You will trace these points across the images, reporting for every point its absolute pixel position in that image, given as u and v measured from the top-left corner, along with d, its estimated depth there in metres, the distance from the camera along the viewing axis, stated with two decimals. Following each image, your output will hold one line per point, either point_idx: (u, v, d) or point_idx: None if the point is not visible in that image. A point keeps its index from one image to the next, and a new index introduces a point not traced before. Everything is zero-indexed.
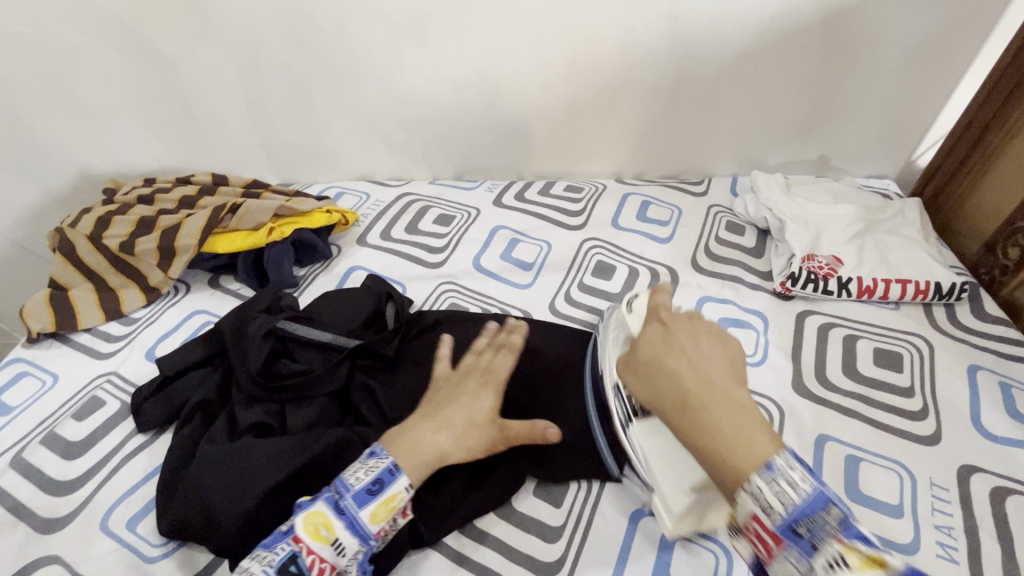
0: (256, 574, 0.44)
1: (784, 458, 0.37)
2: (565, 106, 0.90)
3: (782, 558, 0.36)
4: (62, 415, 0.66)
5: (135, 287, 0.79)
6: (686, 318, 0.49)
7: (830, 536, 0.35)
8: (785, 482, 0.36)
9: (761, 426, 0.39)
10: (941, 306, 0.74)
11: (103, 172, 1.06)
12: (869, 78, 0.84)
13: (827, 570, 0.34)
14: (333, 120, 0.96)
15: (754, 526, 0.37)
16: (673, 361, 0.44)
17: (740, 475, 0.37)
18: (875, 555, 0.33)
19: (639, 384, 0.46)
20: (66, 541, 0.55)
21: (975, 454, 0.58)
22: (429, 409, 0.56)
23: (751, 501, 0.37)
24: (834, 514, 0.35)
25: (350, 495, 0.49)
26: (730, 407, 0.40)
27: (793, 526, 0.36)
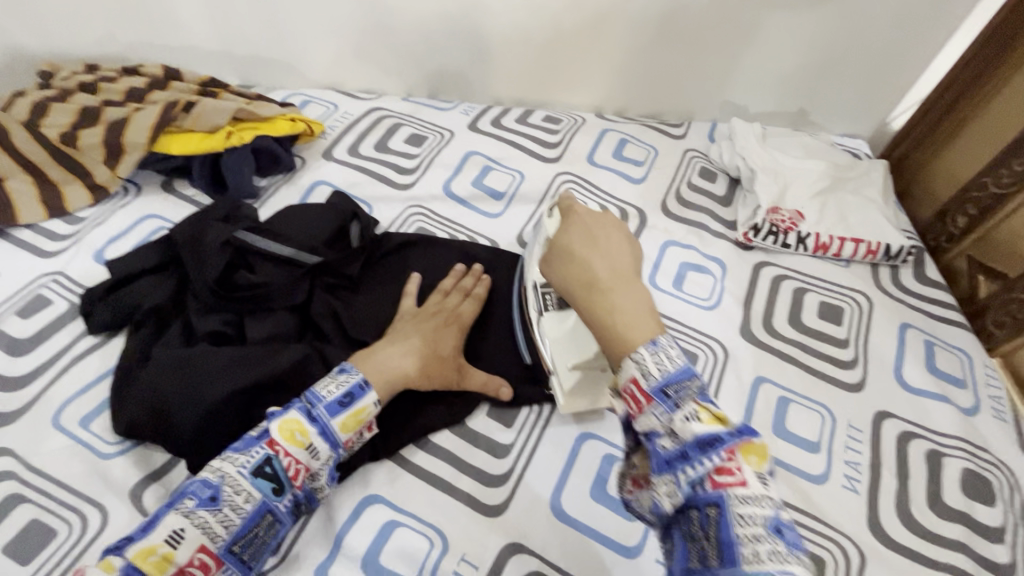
0: (233, 474, 0.46)
1: (666, 336, 0.40)
2: (551, 29, 0.85)
3: (648, 414, 0.38)
4: (5, 312, 0.63)
5: (79, 184, 0.74)
6: (605, 225, 0.48)
7: (689, 397, 0.38)
8: (664, 354, 0.38)
9: (652, 307, 0.42)
10: (886, 267, 0.78)
11: (36, 52, 0.96)
12: (859, 31, 0.82)
13: (682, 421, 0.37)
14: (299, 19, 0.88)
15: (631, 387, 0.38)
16: (588, 255, 0.45)
17: (628, 342, 0.40)
18: (720, 413, 0.37)
19: (555, 274, 0.47)
20: (16, 436, 0.55)
21: (890, 402, 0.64)
22: (398, 335, 0.59)
23: (633, 364, 0.38)
24: (696, 383, 0.38)
25: (322, 405, 0.51)
26: (630, 292, 0.43)
27: (662, 387, 0.38)
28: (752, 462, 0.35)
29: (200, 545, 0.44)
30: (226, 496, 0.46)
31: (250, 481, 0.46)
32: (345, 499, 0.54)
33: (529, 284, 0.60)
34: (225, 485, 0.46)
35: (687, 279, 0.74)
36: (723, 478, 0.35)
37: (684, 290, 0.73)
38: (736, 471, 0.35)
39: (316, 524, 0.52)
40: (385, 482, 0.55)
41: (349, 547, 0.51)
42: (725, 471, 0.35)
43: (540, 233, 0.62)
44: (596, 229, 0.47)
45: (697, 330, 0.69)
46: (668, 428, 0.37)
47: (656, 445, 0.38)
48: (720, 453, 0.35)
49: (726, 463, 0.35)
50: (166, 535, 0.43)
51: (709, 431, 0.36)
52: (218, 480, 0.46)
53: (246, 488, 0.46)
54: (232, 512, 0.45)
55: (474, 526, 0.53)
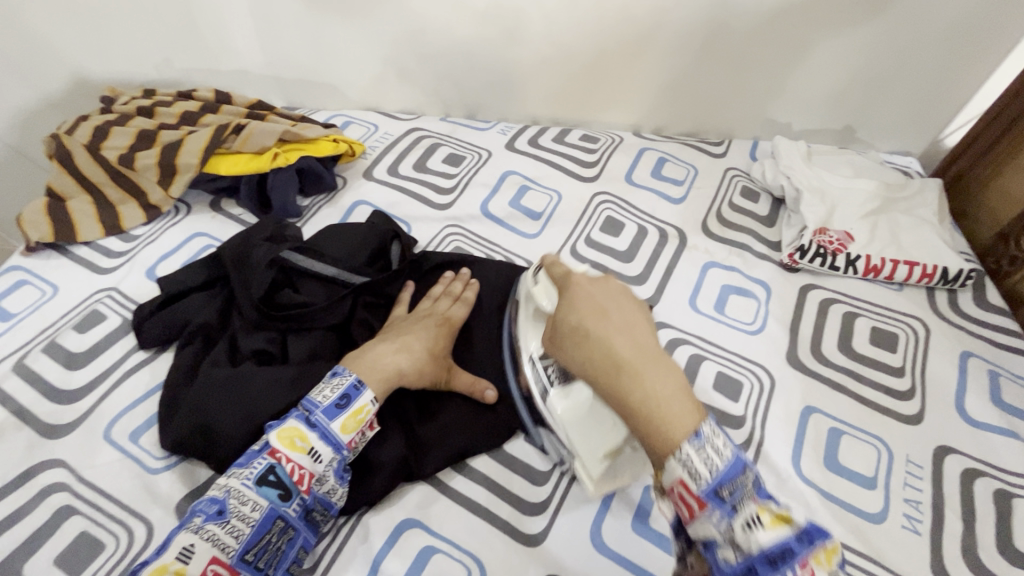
0: (237, 486, 0.47)
1: (710, 425, 0.37)
2: (589, 50, 0.85)
3: (704, 521, 0.36)
4: (63, 326, 0.66)
5: (134, 203, 0.77)
6: (608, 292, 0.47)
7: (747, 498, 0.36)
8: (711, 449, 0.36)
9: (682, 381, 0.40)
10: (944, 291, 0.74)
11: (100, 79, 1.01)
12: (909, 48, 0.80)
13: (745, 530, 0.35)
14: (344, 44, 0.91)
15: (679, 489, 0.36)
16: (608, 335, 0.43)
17: (672, 439, 0.37)
18: (782, 512, 0.35)
19: (573, 358, 0.44)
20: (71, 448, 0.57)
21: (952, 437, 0.60)
22: (391, 334, 0.60)
23: (679, 467, 0.36)
24: (750, 476, 0.36)
25: (319, 410, 0.51)
26: (662, 374, 0.40)
27: (716, 490, 0.36)
28: (822, 563, 0.34)
29: (212, 557, 0.44)
30: (233, 508, 0.46)
31: (255, 490, 0.47)
32: (382, 522, 0.53)
33: (525, 358, 0.56)
34: (231, 498, 0.47)
35: (729, 302, 0.72)
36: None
37: (726, 314, 0.71)
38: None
39: (353, 546, 0.52)
40: (421, 506, 0.54)
41: (385, 571, 0.50)
42: None
43: (528, 304, 0.58)
44: (602, 295, 0.46)
45: (740, 355, 0.67)
46: (728, 538, 0.35)
47: (718, 558, 0.36)
48: (794, 566, 0.33)
49: (800, 574, 0.33)
50: (177, 553, 0.43)
51: (777, 540, 0.34)
52: (224, 495, 0.47)
53: (252, 497, 0.47)
54: (241, 522, 0.46)
55: (511, 555, 0.51)
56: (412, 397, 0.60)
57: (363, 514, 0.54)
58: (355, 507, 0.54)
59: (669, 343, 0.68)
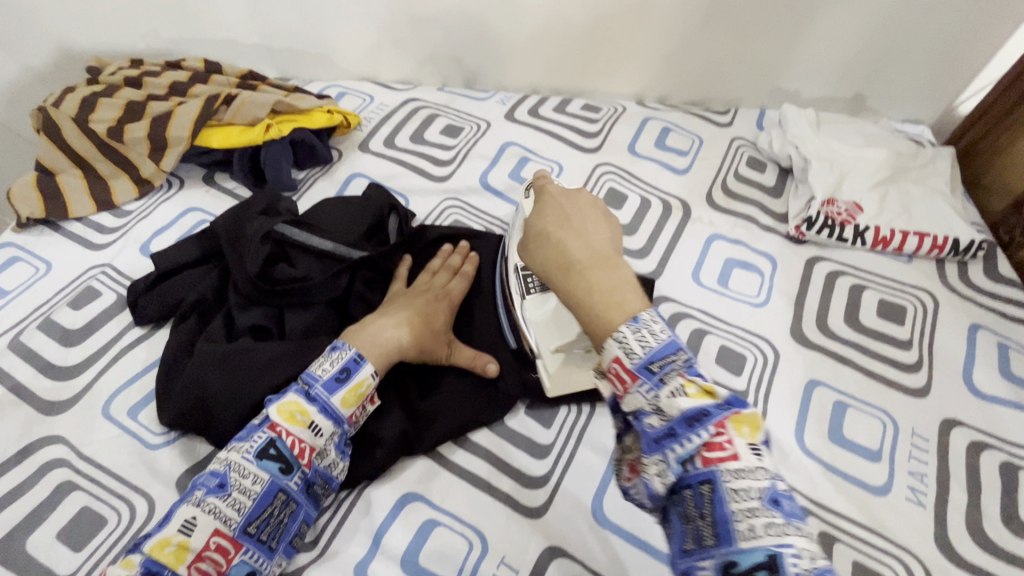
0: (238, 460, 0.47)
1: (650, 312, 0.37)
2: (591, 15, 0.82)
3: (634, 393, 0.36)
4: (58, 303, 0.65)
5: (125, 178, 0.76)
6: (578, 202, 0.46)
7: (675, 372, 0.35)
8: (646, 330, 0.36)
9: (633, 281, 0.40)
10: (954, 262, 0.73)
11: (87, 50, 0.98)
12: (925, 10, 0.76)
13: (669, 398, 0.35)
14: (336, 11, 0.87)
15: (615, 366, 0.36)
16: (565, 236, 0.43)
17: (609, 322, 0.37)
18: (708, 386, 0.35)
19: (532, 258, 0.44)
20: (70, 425, 0.56)
21: (959, 409, 0.60)
22: (390, 309, 0.59)
23: (615, 345, 0.36)
24: (682, 355, 0.36)
25: (319, 384, 0.51)
26: (611, 269, 0.40)
27: (647, 364, 0.35)
28: (742, 433, 0.34)
29: (213, 530, 0.44)
30: (234, 481, 0.46)
31: (256, 463, 0.47)
32: (384, 496, 0.53)
33: (512, 268, 0.59)
34: (232, 472, 0.46)
35: (734, 274, 0.70)
36: (714, 453, 0.34)
37: (730, 287, 0.69)
38: (726, 445, 0.34)
39: (354, 519, 0.52)
40: (422, 480, 0.54)
41: (387, 545, 0.50)
42: (715, 447, 0.34)
43: (521, 217, 0.61)
44: (568, 205, 0.46)
45: (744, 329, 0.66)
46: (654, 406, 0.35)
47: (643, 427, 0.36)
48: (709, 427, 0.34)
49: (715, 438, 0.34)
50: (178, 526, 0.44)
51: (696, 406, 0.34)
52: (224, 469, 0.46)
53: (253, 471, 0.47)
54: (242, 495, 0.46)
55: (513, 527, 0.51)
56: (413, 372, 0.60)
57: (364, 488, 0.54)
58: (356, 481, 0.53)
59: (672, 317, 0.67)
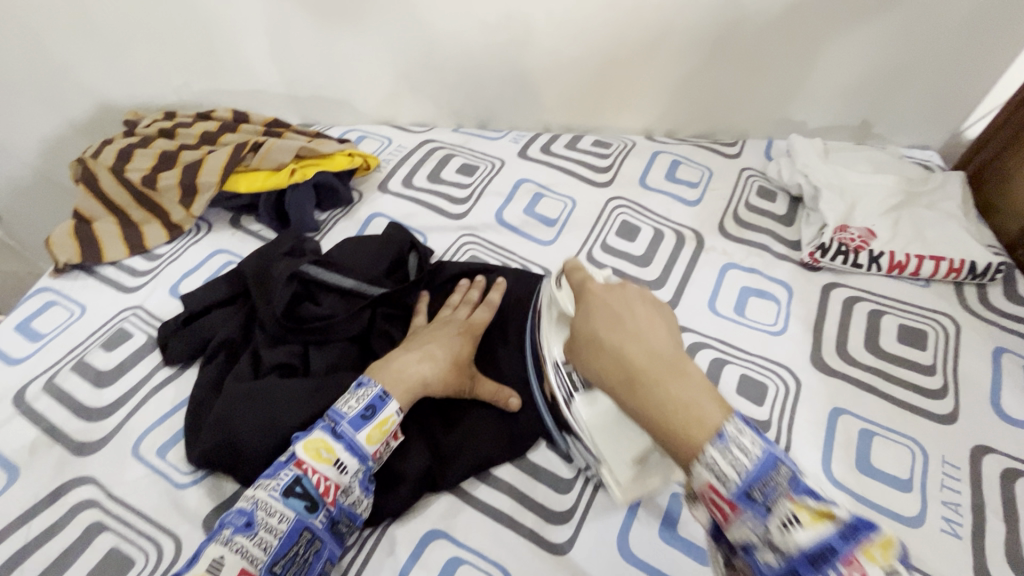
0: (265, 498, 0.47)
1: (735, 423, 0.37)
2: (599, 56, 0.86)
3: (740, 524, 0.35)
4: (91, 345, 0.68)
5: (157, 223, 0.79)
6: (627, 298, 0.47)
7: (781, 496, 0.34)
8: (737, 449, 0.36)
9: (706, 388, 0.40)
10: (973, 286, 0.73)
11: (122, 103, 1.04)
12: (926, 41, 0.79)
13: (781, 530, 0.33)
14: (357, 61, 0.92)
15: (709, 493, 0.36)
16: (622, 343, 0.43)
17: (694, 443, 0.37)
18: (823, 509, 0.33)
19: (591, 368, 0.44)
20: (101, 465, 0.57)
21: (989, 436, 0.58)
22: (414, 343, 0.60)
23: (705, 470, 0.36)
24: (784, 472, 0.35)
25: (345, 422, 0.52)
26: (676, 377, 0.40)
27: (746, 491, 0.35)
28: (876, 560, 0.31)
29: (240, 569, 0.44)
30: (261, 519, 0.47)
31: (283, 500, 0.48)
32: (408, 534, 0.53)
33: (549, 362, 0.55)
34: (259, 510, 0.47)
35: (750, 303, 0.71)
36: None
37: (747, 315, 0.70)
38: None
39: (379, 558, 0.52)
40: (445, 517, 0.54)
41: None
42: None
43: (548, 308, 0.57)
44: (620, 305, 0.46)
45: (764, 358, 0.66)
46: (765, 541, 0.34)
47: (757, 563, 0.34)
48: (838, 565, 0.31)
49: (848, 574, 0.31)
50: (207, 565, 0.44)
51: (816, 539, 0.32)
52: (252, 507, 0.47)
53: (279, 509, 0.47)
54: (269, 534, 0.46)
55: (538, 565, 0.51)
56: (434, 407, 0.61)
57: (388, 526, 0.54)
58: (380, 518, 0.53)
59: (691, 347, 0.67)
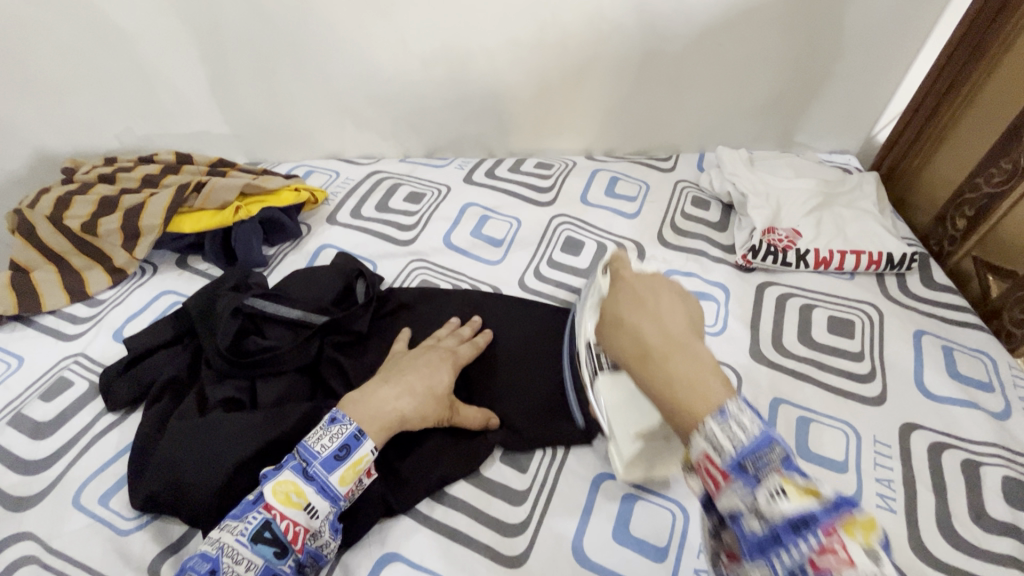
0: (231, 544, 0.46)
1: (737, 403, 0.36)
2: (534, 84, 0.90)
3: (730, 494, 0.35)
4: (29, 397, 0.66)
5: (99, 268, 0.78)
6: (653, 286, 0.47)
7: (773, 469, 0.34)
8: (736, 425, 0.35)
9: (717, 371, 0.39)
10: (893, 275, 0.78)
11: (62, 151, 1.04)
12: (830, 56, 0.86)
13: (768, 500, 0.33)
14: (300, 99, 0.94)
15: (705, 463, 0.35)
16: (640, 321, 0.43)
17: (694, 417, 0.37)
18: (810, 486, 0.33)
19: (609, 342, 0.45)
20: (39, 519, 0.55)
21: (916, 413, 0.62)
22: (392, 374, 0.59)
23: (703, 440, 0.36)
24: (778, 452, 0.34)
25: (318, 462, 0.51)
26: (687, 356, 0.40)
27: (739, 462, 0.34)
28: (857, 538, 0.31)
29: None
30: (226, 567, 0.45)
31: (250, 547, 0.46)
32: (363, 560, 0.53)
33: (582, 342, 0.57)
34: (224, 556, 0.46)
35: None
36: (826, 560, 0.30)
37: None
38: (840, 550, 0.30)
39: None
40: (401, 540, 0.54)
41: None
42: (827, 553, 0.30)
43: (591, 295, 0.59)
44: (644, 290, 0.47)
45: None
46: (753, 509, 0.34)
47: (743, 529, 0.34)
48: (817, 533, 0.31)
49: (827, 542, 0.31)
50: None
51: (800, 510, 0.32)
52: (217, 552, 0.45)
53: (247, 556, 0.46)
54: None
55: None
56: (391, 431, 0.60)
57: (341, 555, 0.53)
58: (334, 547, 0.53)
59: None
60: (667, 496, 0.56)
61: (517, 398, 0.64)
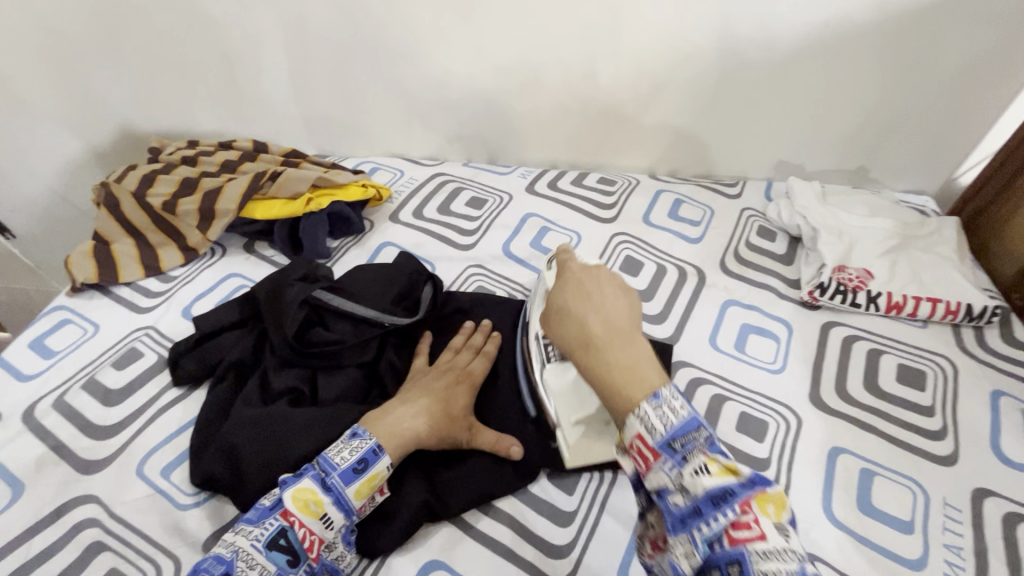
0: (247, 548, 0.45)
1: (670, 389, 0.39)
2: (605, 99, 0.89)
3: (657, 470, 0.37)
4: (102, 363, 0.69)
5: (173, 246, 0.81)
6: (596, 277, 0.47)
7: (697, 450, 0.37)
8: (667, 407, 0.38)
9: (654, 362, 0.41)
10: (970, 328, 0.74)
11: (146, 131, 1.09)
12: (918, 93, 0.82)
13: (693, 476, 0.36)
14: (373, 98, 0.96)
15: (637, 443, 0.38)
16: (586, 313, 0.44)
17: (631, 400, 0.39)
18: (730, 464, 0.36)
19: (555, 333, 0.46)
20: (104, 483, 0.58)
21: (991, 479, 0.59)
22: (409, 394, 0.59)
23: (637, 421, 0.38)
24: (703, 433, 0.37)
25: (336, 474, 0.51)
26: (629, 346, 0.41)
27: (669, 442, 0.37)
28: (767, 514, 0.34)
29: None
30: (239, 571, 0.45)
31: (265, 553, 0.46)
32: (407, 564, 0.53)
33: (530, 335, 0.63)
34: (239, 560, 0.45)
35: (751, 340, 0.72)
36: (740, 532, 0.33)
37: (747, 352, 0.71)
38: (753, 524, 0.33)
39: None
40: (446, 549, 0.54)
41: None
42: (742, 525, 0.33)
43: (541, 283, 0.66)
44: (587, 276, 0.48)
45: (765, 396, 0.66)
46: (678, 484, 0.37)
47: (669, 504, 0.37)
48: (734, 507, 0.34)
49: (742, 517, 0.34)
50: None
51: (720, 485, 0.35)
52: (231, 556, 0.45)
53: (261, 562, 0.45)
54: None
55: None
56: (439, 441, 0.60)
57: (387, 557, 0.54)
58: (379, 548, 0.53)
59: (690, 383, 0.68)
60: None
61: None
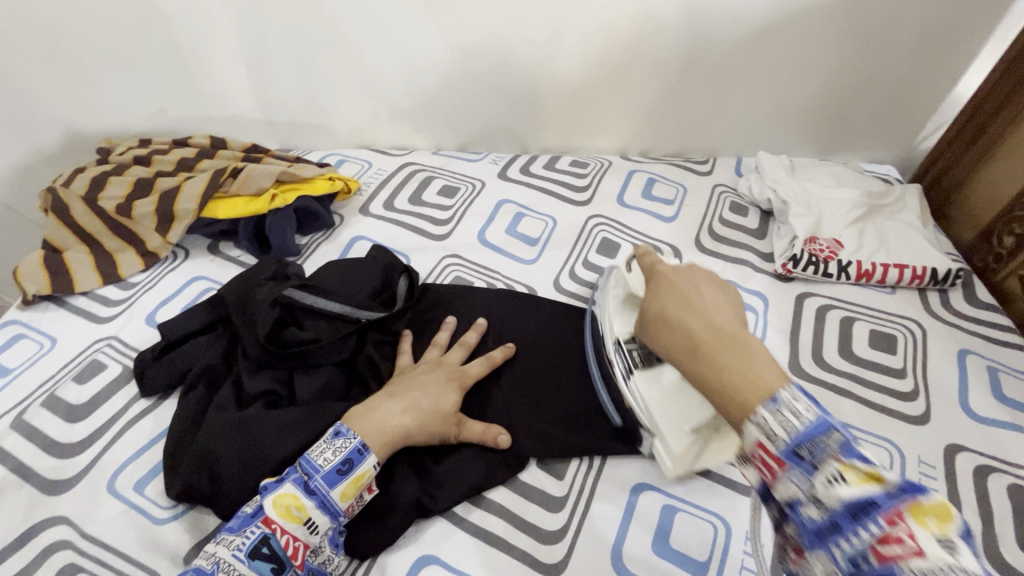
0: (227, 559, 0.44)
1: (791, 390, 0.37)
2: (574, 81, 0.88)
3: (786, 481, 0.35)
4: (62, 378, 0.65)
5: (131, 251, 0.77)
6: (694, 281, 0.49)
7: (829, 455, 0.34)
8: (788, 410, 0.35)
9: (770, 363, 0.39)
10: (935, 291, 0.76)
11: (93, 130, 1.03)
12: (878, 66, 0.84)
13: (825, 486, 0.33)
14: (335, 87, 0.93)
15: (757, 451, 0.36)
16: (684, 316, 0.45)
17: (745, 404, 0.37)
18: (872, 471, 0.32)
19: (659, 341, 0.46)
20: (73, 503, 0.55)
21: (961, 434, 0.61)
22: (397, 389, 0.57)
23: (755, 428, 0.36)
24: (836, 437, 0.34)
25: (320, 476, 0.49)
26: (738, 351, 0.40)
27: (794, 449, 0.34)
28: (926, 526, 0.30)
29: None
30: None
31: (247, 563, 0.45)
32: (399, 562, 0.52)
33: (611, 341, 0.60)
34: (220, 571, 0.44)
35: None
36: (890, 549, 0.30)
37: None
38: (906, 539, 0.29)
39: None
40: (438, 542, 0.53)
41: None
42: (891, 541, 0.30)
43: (614, 289, 0.64)
44: (680, 281, 0.49)
45: None
46: (811, 496, 0.34)
47: (802, 518, 0.34)
48: (878, 519, 0.31)
49: (890, 531, 0.30)
50: None
51: (861, 495, 0.32)
52: (212, 567, 0.44)
53: (242, 570, 0.44)
54: None
55: None
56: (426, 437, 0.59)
57: (377, 556, 0.53)
58: (369, 548, 0.52)
59: None
60: (710, 510, 0.55)
61: (551, 404, 0.62)
